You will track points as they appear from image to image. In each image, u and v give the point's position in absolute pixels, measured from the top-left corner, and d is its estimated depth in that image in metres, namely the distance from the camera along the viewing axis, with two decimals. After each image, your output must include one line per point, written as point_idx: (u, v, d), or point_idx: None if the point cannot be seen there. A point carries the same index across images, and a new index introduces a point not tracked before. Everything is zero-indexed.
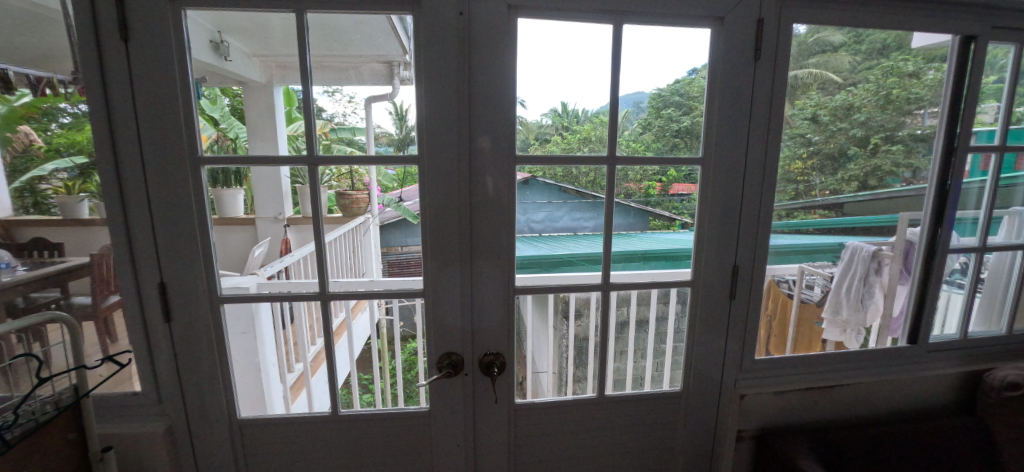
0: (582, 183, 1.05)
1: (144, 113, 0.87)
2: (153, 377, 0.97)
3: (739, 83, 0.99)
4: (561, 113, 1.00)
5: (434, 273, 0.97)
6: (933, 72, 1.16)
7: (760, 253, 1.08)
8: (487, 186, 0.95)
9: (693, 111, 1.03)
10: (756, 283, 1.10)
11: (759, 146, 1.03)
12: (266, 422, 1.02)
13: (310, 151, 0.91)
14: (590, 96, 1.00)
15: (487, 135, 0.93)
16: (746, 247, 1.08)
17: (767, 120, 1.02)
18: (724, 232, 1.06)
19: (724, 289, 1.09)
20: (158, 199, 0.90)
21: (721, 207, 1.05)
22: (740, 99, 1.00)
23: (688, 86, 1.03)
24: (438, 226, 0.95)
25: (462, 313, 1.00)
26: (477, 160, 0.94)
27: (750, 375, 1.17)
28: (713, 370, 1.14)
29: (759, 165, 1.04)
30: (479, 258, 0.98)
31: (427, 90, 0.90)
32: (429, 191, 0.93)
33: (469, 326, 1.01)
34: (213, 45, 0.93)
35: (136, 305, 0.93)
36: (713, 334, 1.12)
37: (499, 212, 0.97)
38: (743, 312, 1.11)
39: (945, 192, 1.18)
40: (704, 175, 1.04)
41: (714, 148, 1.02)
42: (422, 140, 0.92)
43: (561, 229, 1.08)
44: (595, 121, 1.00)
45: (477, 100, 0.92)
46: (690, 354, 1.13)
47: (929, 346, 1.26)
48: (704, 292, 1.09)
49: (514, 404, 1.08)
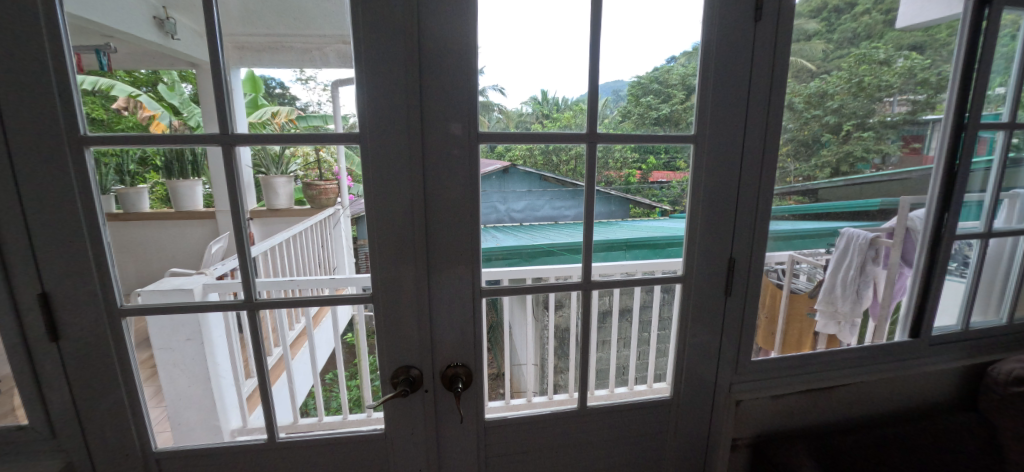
0: (563, 171, 1.00)
1: (15, 102, 0.76)
2: (43, 409, 0.87)
3: (734, 68, 0.95)
4: (541, 101, 0.94)
5: (385, 277, 0.90)
6: (902, 60, 1.19)
7: (758, 247, 1.06)
8: (448, 178, 0.89)
9: (672, 99, 0.99)
10: (753, 278, 1.08)
11: (757, 137, 1.00)
12: (187, 455, 0.93)
13: (225, 127, 0.83)
14: (570, 83, 0.94)
15: (452, 122, 0.86)
16: (743, 237, 1.05)
17: (766, 110, 0.99)
18: (720, 221, 1.03)
19: (719, 286, 1.07)
20: (40, 201, 0.79)
21: (712, 199, 1.01)
22: (736, 87, 0.96)
23: (667, 74, 0.99)
24: (394, 223, 0.88)
25: (420, 324, 0.95)
26: (444, 148, 0.87)
27: (745, 379, 1.16)
28: (695, 371, 1.11)
29: (757, 151, 1.01)
30: (444, 260, 0.92)
31: (372, 70, 0.81)
32: (379, 183, 0.85)
33: (429, 334, 0.96)
34: (158, 21, 0.89)
35: (14, 324, 0.82)
36: (698, 332, 1.08)
37: (462, 206, 0.90)
38: (738, 307, 1.09)
39: (955, 172, 1.14)
40: (698, 161, 0.99)
41: (709, 128, 0.97)
42: (373, 123, 0.83)
43: (542, 218, 1.06)
44: (576, 109, 0.94)
45: (440, 84, 0.85)
46: (681, 352, 1.10)
47: (930, 340, 1.26)
48: (696, 286, 1.06)
49: (483, 421, 1.04)
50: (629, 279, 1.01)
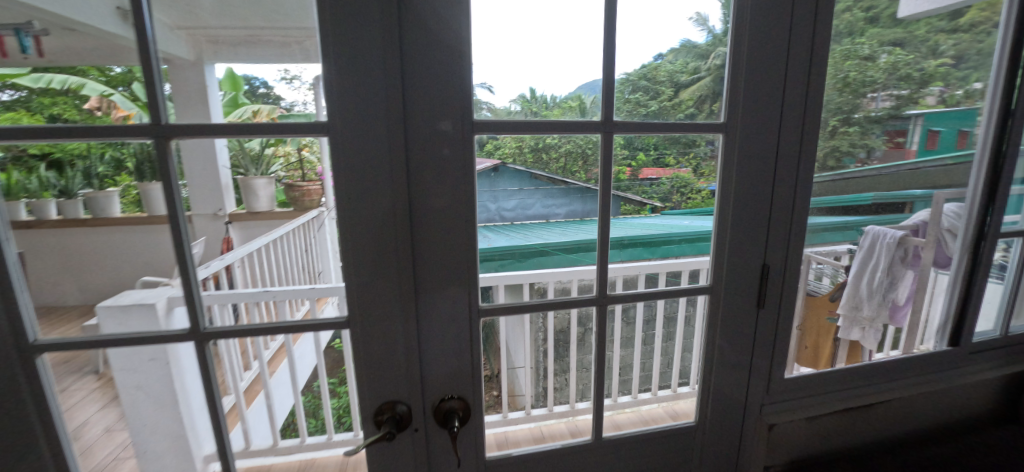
0: (553, 169, 0.97)
1: None
2: None
3: (764, 57, 0.90)
4: (530, 99, 0.89)
5: (363, 298, 0.83)
6: (885, 56, 1.15)
7: (794, 253, 1.02)
8: (431, 185, 0.82)
9: (660, 96, 0.95)
10: (786, 286, 1.04)
11: (795, 130, 0.95)
12: None
13: (154, 120, 0.76)
14: (556, 81, 0.90)
15: (442, 119, 0.80)
16: (776, 241, 1.00)
17: (803, 105, 0.94)
18: (756, 220, 0.98)
19: (752, 296, 1.03)
20: None
21: (749, 196, 0.96)
22: (768, 79, 0.91)
23: (654, 71, 0.94)
24: (373, 229, 0.80)
25: (407, 355, 0.88)
26: (436, 150, 0.81)
27: (777, 400, 1.13)
28: (728, 394, 1.08)
29: (793, 143, 0.95)
30: (430, 267, 0.86)
31: (348, 69, 0.73)
32: (357, 193, 0.78)
33: (418, 375, 0.91)
34: (121, 12, 0.77)
35: None
36: (733, 351, 1.05)
37: (448, 207, 0.84)
38: (771, 323, 1.06)
39: (999, 162, 1.18)
40: (727, 150, 0.93)
41: (742, 119, 0.91)
42: (351, 119, 0.75)
43: (533, 216, 1.06)
44: (564, 107, 0.90)
45: (426, 77, 0.78)
46: (709, 371, 1.06)
47: (970, 347, 1.29)
48: (725, 296, 1.02)
49: (482, 460, 0.99)
50: (655, 291, 0.96)
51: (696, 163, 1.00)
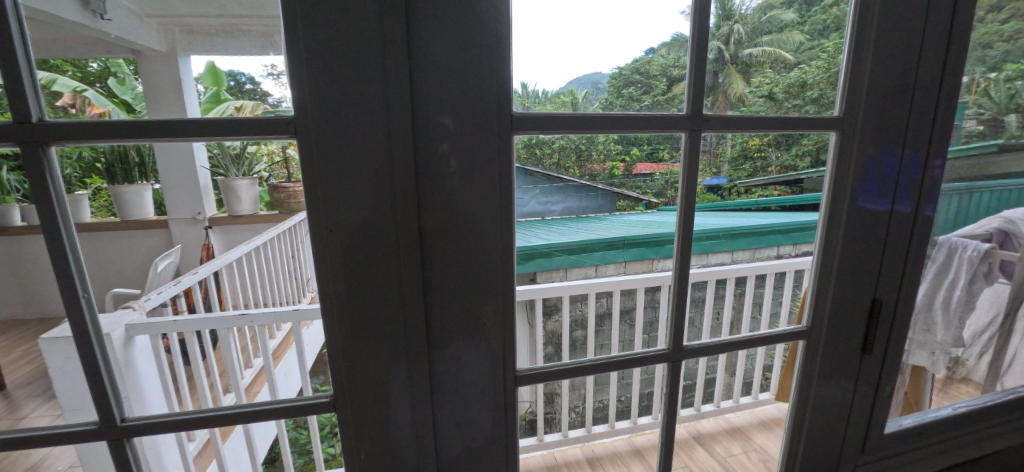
0: (548, 165, 0.79)
1: None
2: None
3: (901, 33, 0.65)
4: (524, 95, 0.63)
5: (354, 360, 0.54)
6: None
7: (910, 282, 0.77)
8: (440, 209, 0.52)
9: (655, 90, 0.71)
10: (898, 324, 0.79)
11: (923, 136, 0.70)
12: None
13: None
14: (553, 72, 0.68)
15: (454, 109, 0.50)
16: (890, 274, 0.76)
17: (935, 102, 0.69)
18: (863, 245, 0.73)
19: (856, 338, 0.78)
20: None
21: (860, 222, 0.72)
22: (902, 61, 0.66)
23: (648, 66, 0.73)
24: (364, 291, 0.52)
25: (416, 428, 0.58)
26: (439, 157, 0.50)
27: (876, 453, 0.86)
28: (822, 452, 0.83)
29: (923, 137, 0.70)
30: (445, 338, 0.56)
31: (323, 50, 0.45)
32: (328, 221, 0.49)
33: (439, 441, 0.61)
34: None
35: None
36: (833, 406, 0.80)
37: (472, 249, 0.54)
38: (877, 365, 0.80)
39: None
40: (842, 156, 0.69)
41: (867, 112, 0.66)
42: (330, 119, 0.46)
43: (528, 214, 0.93)
44: (559, 104, 0.67)
45: (443, 48, 0.48)
46: (797, 428, 0.81)
47: None
48: (827, 339, 0.77)
49: None
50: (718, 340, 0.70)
51: None
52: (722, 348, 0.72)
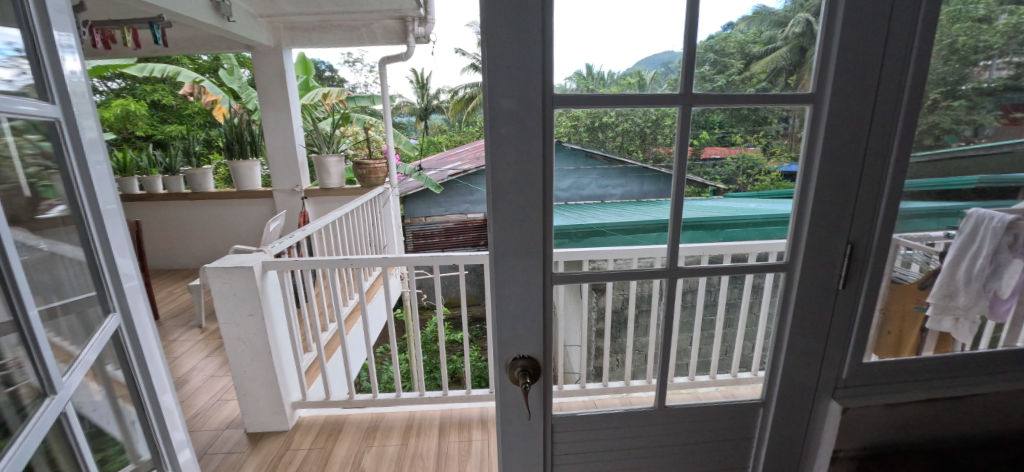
0: (611, 148, 0.78)
1: None
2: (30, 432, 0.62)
3: (872, 5, 0.70)
4: (587, 77, 0.72)
5: None
6: (1007, 16, 0.80)
7: (883, 229, 0.82)
8: (499, 161, 0.70)
9: (729, 69, 0.76)
10: (879, 263, 0.84)
11: (888, 107, 0.75)
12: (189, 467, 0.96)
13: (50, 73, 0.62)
14: (619, 55, 0.74)
15: (514, 93, 0.67)
16: (860, 220, 0.82)
17: (902, 78, 0.74)
18: (836, 202, 0.80)
19: (833, 276, 0.85)
20: None
21: (833, 180, 0.79)
22: (872, 30, 0.71)
23: (724, 42, 0.75)
24: None
25: None
26: (502, 127, 0.68)
27: (862, 384, 0.95)
28: (807, 374, 0.93)
29: (888, 108, 0.76)
30: (504, 254, 0.76)
31: None
32: None
33: (500, 321, 0.80)
34: None
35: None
36: (814, 337, 0.90)
37: (519, 193, 0.73)
38: (850, 303, 0.88)
39: None
40: (815, 126, 0.77)
41: (833, 85, 0.74)
42: None
43: (588, 198, 0.82)
44: (623, 85, 0.74)
45: (505, 44, 0.65)
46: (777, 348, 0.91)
47: None
48: (805, 277, 0.85)
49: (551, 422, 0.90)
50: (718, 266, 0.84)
51: (765, 141, 0.81)
52: (721, 268, 0.85)
